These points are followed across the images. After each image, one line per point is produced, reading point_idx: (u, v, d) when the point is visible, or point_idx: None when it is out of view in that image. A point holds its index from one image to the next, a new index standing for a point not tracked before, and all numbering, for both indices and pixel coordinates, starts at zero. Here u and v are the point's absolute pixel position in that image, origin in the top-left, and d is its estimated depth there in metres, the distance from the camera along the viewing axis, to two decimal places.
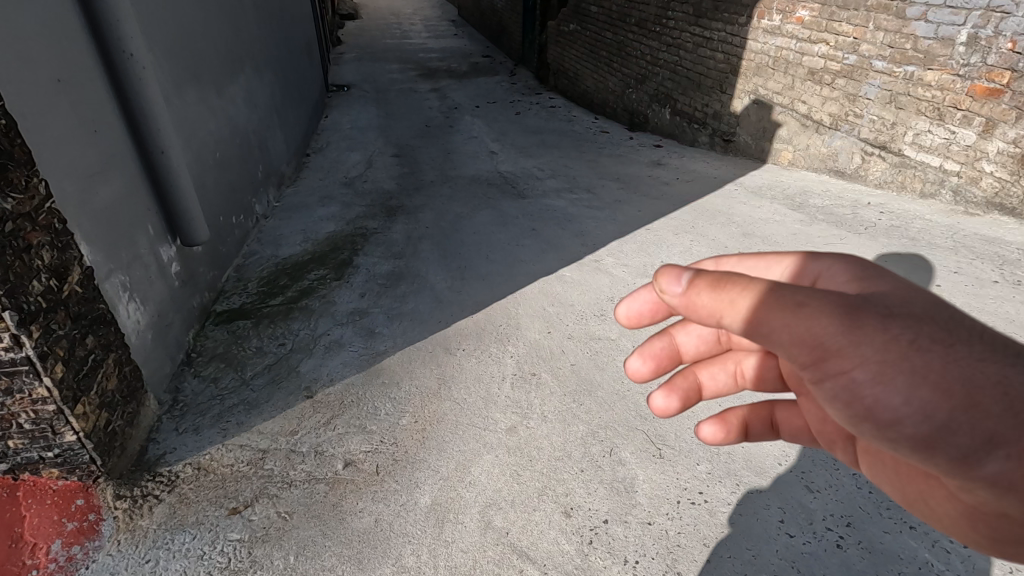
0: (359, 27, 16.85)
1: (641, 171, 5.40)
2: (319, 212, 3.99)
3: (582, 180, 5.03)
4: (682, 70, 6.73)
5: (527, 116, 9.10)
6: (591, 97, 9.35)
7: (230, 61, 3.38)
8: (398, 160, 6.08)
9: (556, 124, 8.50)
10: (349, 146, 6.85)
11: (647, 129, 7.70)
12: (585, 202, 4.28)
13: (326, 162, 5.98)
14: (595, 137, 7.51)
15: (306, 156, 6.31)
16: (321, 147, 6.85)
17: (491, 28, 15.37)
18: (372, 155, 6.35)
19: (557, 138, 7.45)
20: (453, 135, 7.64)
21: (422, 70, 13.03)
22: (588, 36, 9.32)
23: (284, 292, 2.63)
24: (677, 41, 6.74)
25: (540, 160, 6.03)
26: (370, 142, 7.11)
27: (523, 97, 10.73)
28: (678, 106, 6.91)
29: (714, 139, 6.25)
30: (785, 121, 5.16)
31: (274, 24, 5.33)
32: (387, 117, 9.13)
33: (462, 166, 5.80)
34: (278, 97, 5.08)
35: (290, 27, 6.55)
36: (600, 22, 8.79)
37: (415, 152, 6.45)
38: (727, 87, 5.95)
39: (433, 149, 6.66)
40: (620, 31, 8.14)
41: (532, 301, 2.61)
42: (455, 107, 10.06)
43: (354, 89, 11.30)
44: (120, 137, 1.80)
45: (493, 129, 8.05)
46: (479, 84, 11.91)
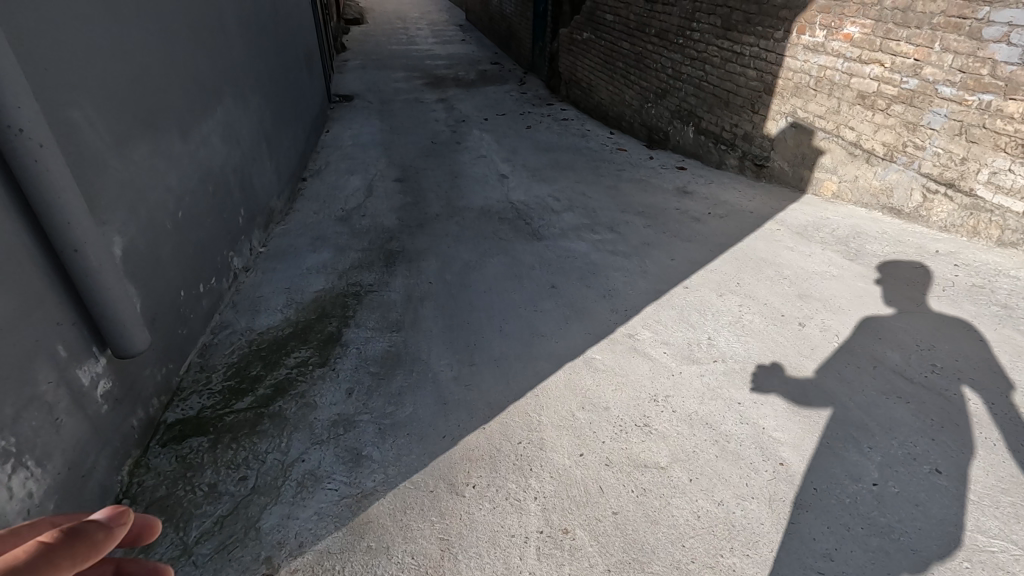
0: (365, 33, 16.44)
1: (667, 202, 4.91)
2: (308, 260, 3.52)
3: (604, 214, 4.55)
4: (708, 86, 6.23)
5: (539, 131, 8.63)
6: (607, 110, 8.86)
7: (201, 95, 2.90)
8: (401, 185, 5.62)
9: (571, 140, 8.02)
10: (349, 168, 6.39)
11: (668, 147, 7.20)
12: (610, 245, 3.80)
13: (323, 189, 5.51)
14: (613, 157, 7.03)
15: (302, 181, 5.86)
16: (320, 169, 6.40)
17: (500, 34, 14.89)
18: (373, 178, 5.89)
19: (573, 157, 6.96)
20: (461, 153, 7.17)
21: (429, 78, 12.57)
22: (604, 46, 8.82)
23: (254, 390, 2.15)
24: (703, 56, 6.24)
25: (555, 186, 5.55)
26: (372, 163, 6.66)
27: (534, 108, 10.27)
28: (703, 124, 6.41)
29: (744, 163, 5.75)
30: (829, 148, 4.66)
31: (264, 41, 4.85)
32: (391, 132, 8.68)
33: (470, 194, 5.33)
34: (268, 122, 4.62)
35: (285, 40, 6.08)
36: (617, 31, 8.28)
37: (420, 176, 5.98)
38: (761, 106, 5.46)
39: (439, 171, 6.20)
40: (639, 42, 7.64)
41: (558, 401, 2.13)
42: (463, 119, 9.59)
43: (357, 100, 10.86)
44: (9, 233, 1.33)
45: (504, 147, 7.57)
46: (488, 94, 11.45)
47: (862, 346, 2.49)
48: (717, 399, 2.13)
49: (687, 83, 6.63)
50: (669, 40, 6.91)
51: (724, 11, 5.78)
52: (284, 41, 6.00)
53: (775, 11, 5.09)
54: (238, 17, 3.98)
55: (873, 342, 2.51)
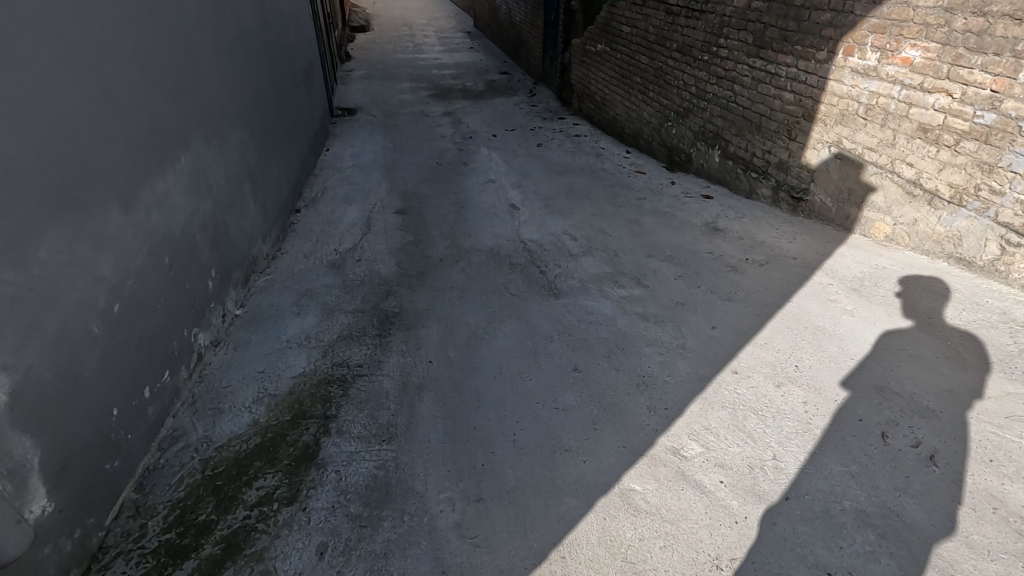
0: (371, 41, 16.04)
1: (698, 243, 4.42)
2: (291, 325, 3.06)
3: (628, 260, 4.06)
4: (737, 108, 5.72)
5: (551, 149, 8.15)
6: (623, 127, 8.37)
7: (157, 146, 2.44)
8: (403, 219, 5.16)
9: (585, 161, 7.53)
10: (348, 196, 5.94)
11: (691, 170, 6.71)
12: (639, 305, 3.31)
13: (317, 223, 5.06)
14: (631, 181, 6.54)
15: (296, 212, 5.41)
16: (317, 197, 5.95)
17: (511, 42, 14.42)
18: (372, 209, 5.44)
19: (589, 182, 6.47)
20: (468, 177, 6.70)
21: (435, 90, 12.12)
22: (620, 58, 8.32)
23: (200, 547, 1.75)
24: (733, 74, 5.72)
25: (572, 220, 5.07)
26: (373, 189, 6.20)
27: (545, 123, 9.79)
28: (731, 148, 5.90)
29: (779, 194, 5.25)
30: (881, 185, 4.15)
31: (250, 65, 4.39)
32: (395, 150, 8.23)
33: (478, 230, 4.86)
34: (255, 155, 4.17)
35: (278, 59, 5.63)
36: (635, 44, 7.77)
37: (424, 206, 5.51)
38: (798, 133, 4.94)
39: (444, 200, 5.74)
40: (658, 57, 7.14)
41: (594, 567, 1.70)
42: (470, 136, 9.13)
43: (361, 113, 10.43)
44: None
45: (514, 169, 7.10)
46: (497, 107, 10.98)
47: (968, 474, 2.00)
48: (796, 566, 1.71)
49: (713, 102, 6.11)
50: (692, 56, 6.39)
51: (757, 27, 5.27)
52: (277, 60, 5.55)
53: (817, 29, 4.58)
54: (215, 44, 3.51)
55: (980, 467, 2.02)
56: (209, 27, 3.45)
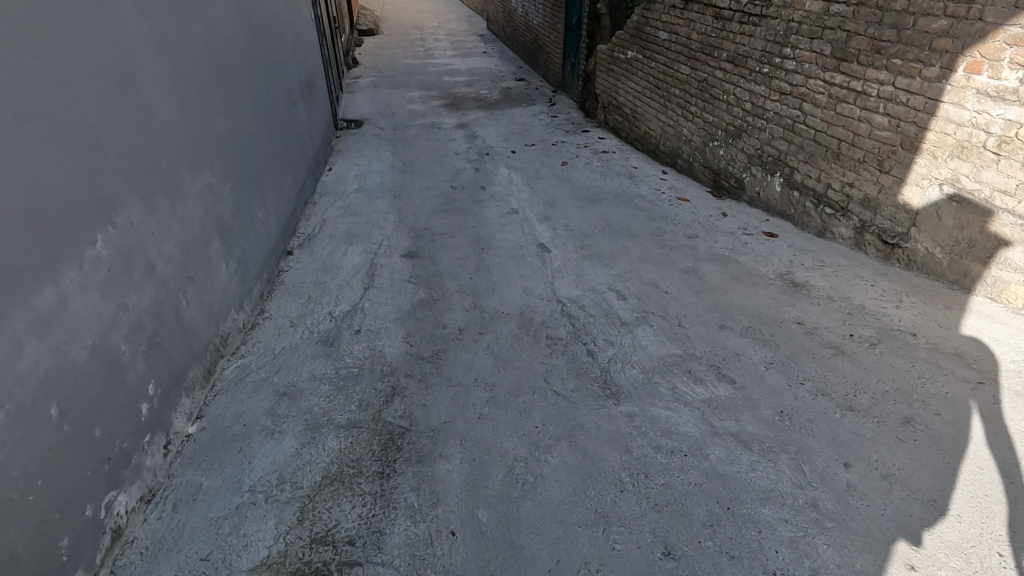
0: (379, 45, 15.32)
1: (779, 305, 3.56)
2: (264, 451, 2.26)
3: (698, 335, 3.21)
4: (808, 131, 4.86)
5: (578, 170, 7.33)
6: (658, 144, 7.54)
7: (31, 239, 1.62)
8: (413, 264, 4.37)
9: (618, 186, 6.69)
10: (349, 232, 5.13)
11: (745, 199, 5.84)
12: (732, 418, 2.46)
13: (311, 271, 4.25)
14: (675, 211, 5.71)
15: (287, 254, 4.61)
16: (313, 232, 5.15)
17: (527, 47, 13.57)
18: (377, 250, 4.64)
19: (626, 214, 5.62)
20: (487, 206, 5.87)
21: (447, 98, 11.34)
22: (656, 68, 7.46)
23: None
24: (803, 91, 4.85)
25: (616, 269, 4.22)
26: (378, 222, 5.39)
27: (568, 137, 8.98)
28: (797, 177, 5.05)
29: (865, 237, 4.38)
30: (1019, 239, 3.35)
31: (227, 88, 3.59)
32: (404, 170, 7.45)
33: (503, 281, 4.06)
34: (230, 202, 3.36)
35: (267, 76, 4.84)
36: (675, 52, 6.91)
37: (438, 247, 4.70)
38: (892, 164, 4.09)
39: (461, 237, 4.95)
40: (705, 68, 6.29)
41: None
42: (487, 151, 8.32)
43: (367, 126, 9.66)
44: None
45: (538, 195, 6.26)
46: (514, 118, 10.15)
47: None
48: None
49: (775, 123, 5.26)
50: (750, 67, 5.52)
51: (837, 35, 4.41)
52: (265, 77, 4.75)
53: (926, 39, 3.72)
54: (171, 70, 2.72)
55: None
56: (161, 48, 2.65)
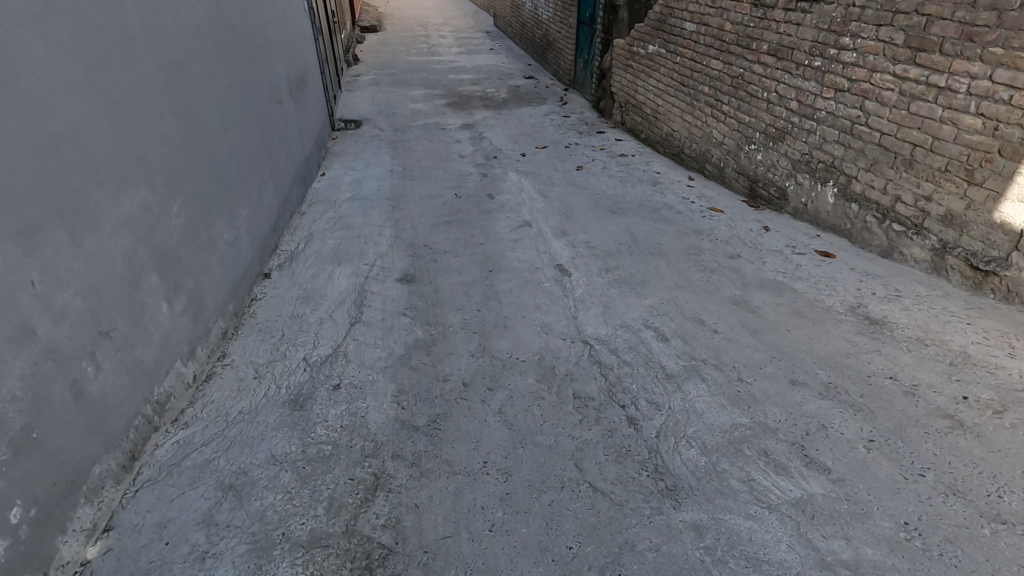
0: (383, 43, 14.71)
1: (858, 351, 2.89)
2: None
3: (765, 394, 2.54)
4: (870, 133, 4.19)
5: (595, 176, 6.67)
6: (685, 147, 6.87)
7: None
8: (411, 290, 3.72)
9: (641, 194, 6.02)
10: (338, 249, 4.48)
11: (789, 210, 5.17)
12: (842, 536, 1.82)
13: (289, 300, 3.60)
14: (709, 224, 5.03)
15: (264, 277, 3.96)
16: (297, 249, 4.51)
17: (537, 43, 12.90)
18: (369, 273, 3.99)
19: (654, 228, 4.95)
20: (496, 218, 5.21)
21: (452, 97, 10.69)
22: (683, 63, 6.78)
23: None
24: (866, 88, 4.17)
25: (650, 300, 3.55)
26: (372, 237, 4.74)
27: (583, 139, 8.31)
28: (856, 187, 4.38)
29: (946, 260, 3.72)
30: None
31: (183, 85, 2.95)
32: (404, 175, 6.81)
33: (516, 314, 3.40)
34: (180, 226, 2.72)
35: (243, 70, 4.20)
36: (705, 44, 6.22)
37: (440, 269, 4.05)
38: (986, 175, 3.43)
39: (466, 256, 4.29)
40: (742, 62, 5.61)
41: None
42: (495, 154, 7.67)
43: (366, 126, 9.02)
44: None
45: (553, 205, 5.60)
46: (524, 118, 9.48)
47: None
48: None
49: (828, 124, 4.58)
50: (798, 61, 4.84)
51: (914, 21, 3.74)
52: (240, 72, 4.10)
53: None
54: (86, 61, 2.07)
55: None
56: (70, 31, 2.00)
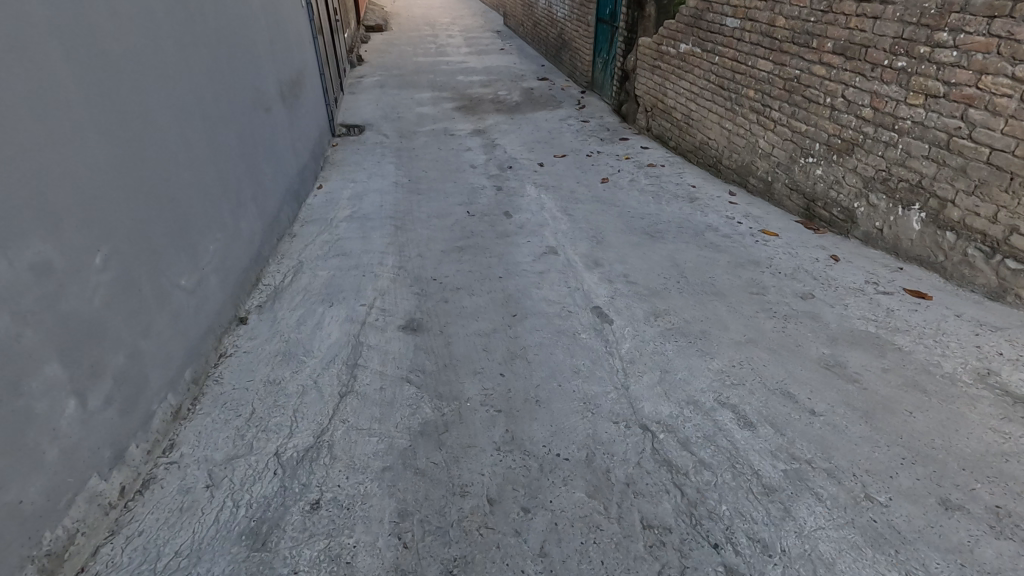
0: (388, 43, 14.04)
1: (1017, 451, 2.16)
2: None
3: (915, 531, 1.85)
4: (977, 147, 3.48)
5: (623, 190, 5.95)
6: (725, 158, 6.15)
7: None
8: (417, 344, 3.01)
9: (679, 213, 5.30)
10: (331, 284, 3.79)
11: (858, 235, 4.45)
12: None
13: (265, 358, 2.90)
14: (765, 252, 4.30)
15: (240, 323, 3.27)
16: (283, 284, 3.82)
17: (552, 43, 12.18)
18: (367, 319, 3.29)
19: (701, 257, 4.23)
20: (516, 243, 4.51)
21: (462, 100, 9.99)
22: (722, 64, 6.06)
23: None
24: (972, 92, 3.46)
25: (717, 362, 2.82)
26: (372, 268, 4.03)
27: (606, 147, 7.59)
28: (954, 213, 3.67)
29: None
30: None
31: (121, 92, 2.25)
32: (410, 189, 6.11)
33: (551, 381, 2.69)
34: (109, 283, 2.02)
35: (217, 71, 3.49)
36: (751, 42, 5.50)
37: (452, 313, 3.34)
38: None
39: (484, 294, 3.58)
40: (798, 62, 4.89)
41: None
42: (511, 164, 6.96)
43: (369, 132, 8.33)
44: None
45: (580, 226, 4.88)
46: (540, 123, 8.77)
47: None
48: None
49: (915, 136, 3.86)
50: (875, 61, 4.11)
51: None
52: (212, 74, 3.41)
53: None
54: None
55: None
56: None
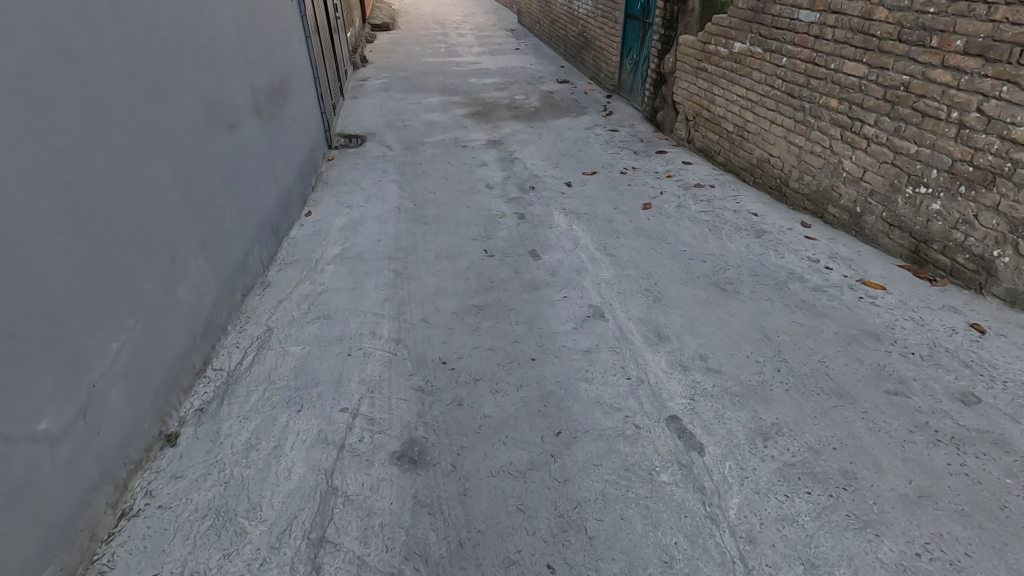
0: (395, 43, 13.05)
1: None
2: None
3: None
4: None
5: (671, 220, 4.92)
6: (795, 180, 5.11)
7: None
8: (418, 493, 2.04)
9: (747, 253, 4.25)
10: (305, 369, 2.81)
11: (999, 292, 3.49)
12: None
13: (186, 524, 1.94)
14: (878, 317, 3.27)
15: (166, 445, 2.29)
16: (239, 367, 2.84)
17: (572, 41, 11.12)
18: (347, 438, 2.31)
19: (795, 324, 3.20)
20: (548, 298, 3.50)
21: (474, 105, 8.98)
22: (792, 66, 5.02)
23: None
24: None
25: (888, 545, 1.83)
26: (360, 341, 3.05)
27: (642, 162, 6.55)
28: None
29: None
30: None
31: None
32: (415, 216, 5.12)
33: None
34: None
35: (145, 83, 2.52)
36: (835, 39, 4.48)
37: (468, 428, 2.35)
38: None
39: (512, 391, 2.58)
40: (907, 65, 3.85)
41: None
42: (533, 183, 5.95)
43: (369, 142, 7.34)
44: None
45: (628, 273, 3.87)
46: (563, 132, 7.74)
47: None
48: None
49: None
50: None
51: None
52: (138, 87, 2.44)
53: None
54: None
55: None
56: None
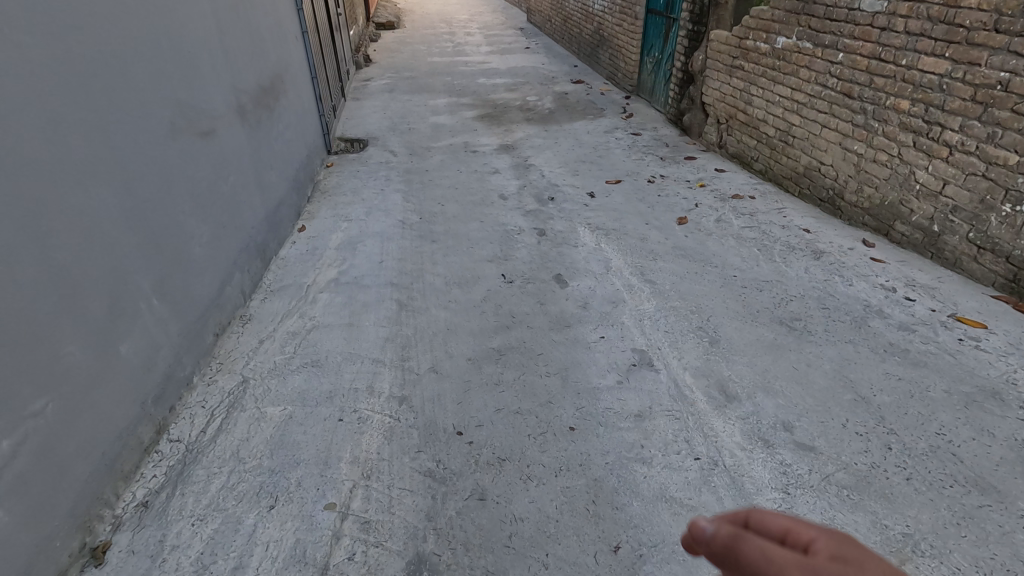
0: (401, 42, 12.50)
1: None
2: None
3: None
4: None
5: (713, 238, 4.32)
6: (853, 192, 4.50)
7: None
8: None
9: (808, 279, 3.64)
10: (284, 441, 2.22)
11: None
12: None
13: None
14: (990, 369, 2.67)
15: (89, 565, 1.74)
16: (203, 437, 2.26)
17: (587, 40, 10.51)
18: (339, 554, 1.76)
19: (891, 377, 2.60)
20: (583, 339, 2.91)
21: (485, 106, 8.40)
22: (850, 63, 4.40)
23: None
24: None
25: None
26: (355, 399, 2.46)
27: (672, 170, 5.95)
28: None
29: None
30: None
31: None
32: (422, 232, 4.54)
33: None
34: None
35: (76, 79, 1.94)
36: (908, 31, 3.86)
37: (499, 538, 1.80)
38: None
39: (551, 478, 2.01)
40: (1008, 60, 3.25)
41: None
42: (553, 194, 5.36)
43: (371, 147, 6.77)
44: None
45: (674, 304, 3.28)
46: (581, 135, 7.15)
47: None
48: None
49: None
50: None
51: None
52: (63, 88, 1.86)
53: None
54: None
55: None
56: None
